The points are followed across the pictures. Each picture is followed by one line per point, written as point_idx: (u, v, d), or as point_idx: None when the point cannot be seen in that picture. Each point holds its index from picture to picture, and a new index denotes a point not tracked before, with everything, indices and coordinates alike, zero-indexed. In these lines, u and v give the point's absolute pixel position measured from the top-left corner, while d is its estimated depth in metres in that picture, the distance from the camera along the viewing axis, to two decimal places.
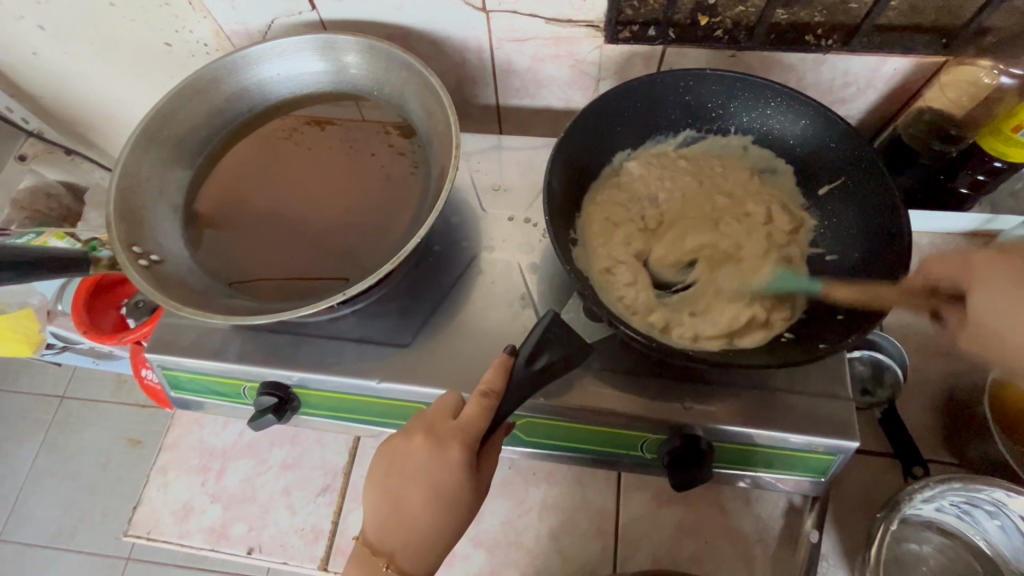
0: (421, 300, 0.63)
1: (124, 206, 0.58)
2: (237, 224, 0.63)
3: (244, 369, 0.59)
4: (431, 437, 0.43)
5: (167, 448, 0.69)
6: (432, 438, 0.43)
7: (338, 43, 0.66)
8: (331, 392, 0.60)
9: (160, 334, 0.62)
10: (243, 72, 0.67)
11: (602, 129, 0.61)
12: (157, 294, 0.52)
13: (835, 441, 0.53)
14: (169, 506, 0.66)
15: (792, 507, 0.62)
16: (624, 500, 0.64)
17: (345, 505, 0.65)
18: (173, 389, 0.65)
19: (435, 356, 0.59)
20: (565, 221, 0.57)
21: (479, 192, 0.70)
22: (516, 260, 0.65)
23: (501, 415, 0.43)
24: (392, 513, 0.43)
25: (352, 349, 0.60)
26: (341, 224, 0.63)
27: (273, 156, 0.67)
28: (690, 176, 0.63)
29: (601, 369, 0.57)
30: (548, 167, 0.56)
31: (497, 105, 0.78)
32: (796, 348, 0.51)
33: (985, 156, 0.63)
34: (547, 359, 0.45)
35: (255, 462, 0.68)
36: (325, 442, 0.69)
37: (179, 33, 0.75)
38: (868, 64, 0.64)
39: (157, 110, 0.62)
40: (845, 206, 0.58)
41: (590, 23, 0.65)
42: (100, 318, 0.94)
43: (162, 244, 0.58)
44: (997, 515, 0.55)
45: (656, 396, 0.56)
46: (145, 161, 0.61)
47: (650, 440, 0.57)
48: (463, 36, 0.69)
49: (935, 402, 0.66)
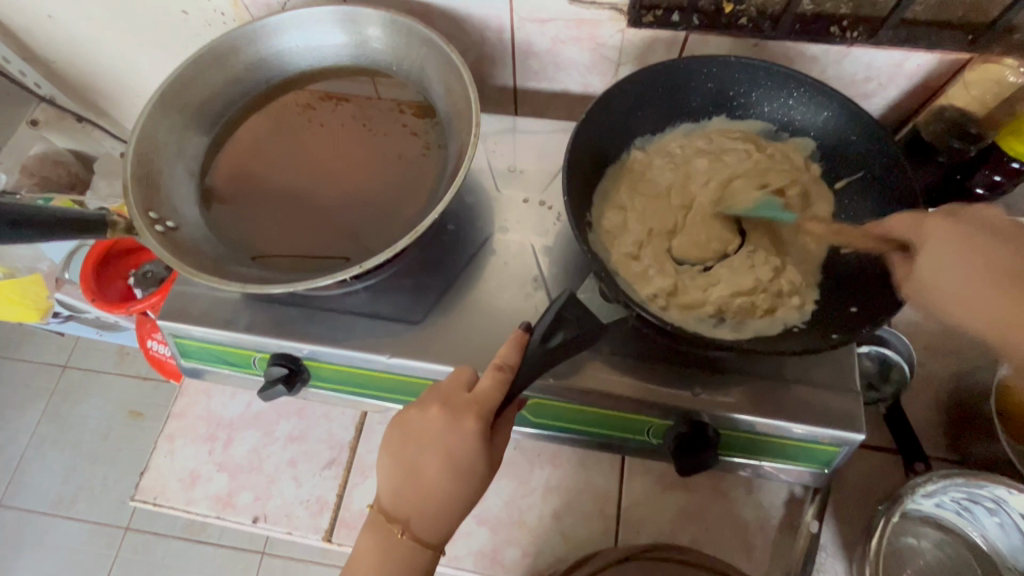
0: (433, 278, 0.63)
1: (142, 170, 0.57)
2: (252, 197, 0.63)
3: (257, 340, 0.59)
4: (448, 408, 0.43)
5: (174, 417, 0.69)
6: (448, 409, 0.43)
7: (361, 16, 0.65)
8: (341, 365, 0.60)
9: (172, 302, 0.62)
10: (262, 42, 0.66)
11: (622, 113, 0.61)
12: (174, 260, 0.52)
13: (839, 432, 0.53)
14: (176, 473, 0.66)
15: (793, 498, 0.63)
16: (627, 484, 0.64)
17: (350, 479, 0.65)
18: (183, 357, 0.65)
19: (447, 334, 0.59)
20: (582, 204, 0.57)
21: (494, 173, 0.70)
22: (529, 242, 0.65)
23: (516, 390, 0.43)
24: (406, 483, 0.44)
25: (363, 323, 0.60)
26: (359, 199, 0.63)
27: (289, 128, 0.67)
28: (705, 154, 0.62)
29: (610, 353, 0.57)
30: (568, 149, 0.56)
31: (515, 87, 0.78)
32: (807, 338, 0.52)
33: (1004, 156, 0.63)
34: (563, 336, 0.45)
35: (262, 433, 0.68)
36: (331, 416, 0.69)
37: (197, 1, 0.75)
38: (893, 58, 0.64)
39: (177, 76, 0.62)
40: (864, 201, 0.58)
41: (614, 6, 0.64)
42: (107, 287, 0.94)
43: (178, 211, 0.58)
44: (996, 512, 0.56)
45: (666, 381, 0.56)
46: (163, 126, 0.61)
47: (656, 426, 0.57)
48: (484, 15, 0.68)
49: (940, 401, 0.67)
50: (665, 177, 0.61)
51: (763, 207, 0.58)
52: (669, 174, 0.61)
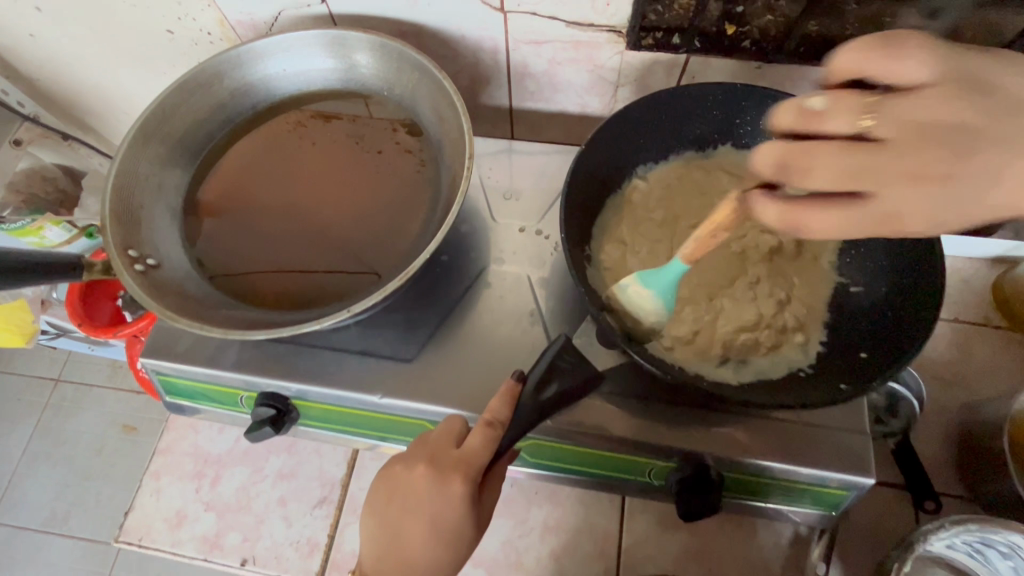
0: (426, 312, 0.61)
1: (121, 205, 0.55)
2: (240, 228, 0.61)
3: (243, 379, 0.57)
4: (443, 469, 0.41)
5: (160, 453, 0.67)
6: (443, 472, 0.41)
7: (349, 40, 0.63)
8: (331, 404, 0.58)
9: (156, 338, 0.60)
10: (248, 67, 0.63)
11: (622, 142, 0.59)
12: (151, 302, 0.49)
13: (849, 477, 0.51)
14: (162, 513, 0.64)
15: (799, 537, 0.61)
16: (627, 523, 0.62)
17: (342, 518, 0.63)
18: (168, 394, 0.63)
19: (440, 372, 0.57)
20: (581, 237, 0.56)
21: (489, 199, 0.68)
22: (526, 273, 0.62)
23: (506, 446, 0.41)
24: (391, 544, 0.41)
25: (354, 362, 0.58)
26: (348, 230, 0.61)
27: (281, 153, 0.65)
28: (704, 188, 0.60)
29: (609, 393, 0.55)
30: (566, 183, 0.54)
31: (511, 107, 0.76)
32: (813, 385, 0.49)
33: None
34: (557, 388, 0.42)
35: (251, 470, 0.66)
36: (322, 452, 0.67)
37: (181, 21, 0.73)
38: None
39: (157, 105, 0.59)
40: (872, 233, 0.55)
41: (612, 29, 0.62)
42: (96, 310, 0.91)
43: (159, 247, 0.56)
44: (1010, 556, 0.53)
45: (669, 423, 0.54)
46: (144, 157, 0.58)
47: (657, 467, 0.55)
48: (478, 36, 0.66)
49: (951, 433, 0.65)
50: (664, 210, 0.59)
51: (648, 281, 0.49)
52: (668, 208, 0.59)
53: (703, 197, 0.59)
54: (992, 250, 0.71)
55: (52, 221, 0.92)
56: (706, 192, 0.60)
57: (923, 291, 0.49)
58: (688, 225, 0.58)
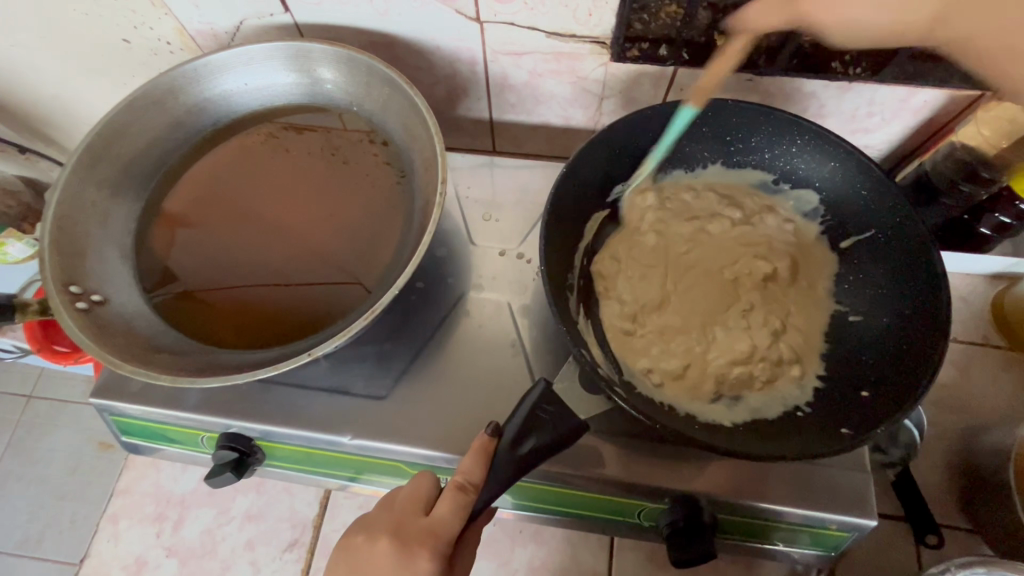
0: (401, 344, 0.57)
1: (64, 236, 0.51)
2: (195, 255, 0.56)
3: (203, 420, 0.53)
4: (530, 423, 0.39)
5: (118, 494, 0.63)
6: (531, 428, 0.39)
7: (313, 53, 0.58)
8: (299, 446, 0.54)
9: (108, 377, 0.55)
10: (205, 82, 0.59)
11: (606, 161, 0.55)
12: (92, 346, 0.45)
13: (850, 518, 0.48)
14: (120, 560, 0.60)
15: (796, 575, 0.58)
16: (617, 563, 0.59)
17: (313, 562, 0.59)
18: (123, 434, 0.58)
19: (414, 410, 0.53)
20: (564, 264, 0.52)
21: (468, 219, 0.64)
22: (506, 300, 0.59)
23: (478, 512, 0.37)
24: None
25: (321, 400, 0.54)
26: (315, 258, 0.57)
27: (243, 173, 0.61)
28: (693, 209, 0.57)
29: (595, 431, 0.52)
30: (547, 208, 0.51)
31: (491, 120, 0.72)
32: (813, 427, 0.46)
33: (1014, 199, 0.59)
34: (535, 442, 0.38)
35: (216, 511, 0.62)
36: (293, 490, 0.63)
37: (138, 30, 0.68)
38: (897, 95, 0.59)
39: (105, 125, 0.55)
40: (873, 261, 0.53)
41: (595, 39, 0.58)
42: (58, 335, 0.86)
43: (106, 282, 0.51)
44: None
45: (657, 463, 0.51)
46: (91, 182, 0.54)
47: (648, 509, 0.52)
48: (453, 47, 0.62)
49: (952, 462, 0.62)
50: (653, 232, 0.55)
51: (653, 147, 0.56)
52: (657, 230, 0.55)
53: (693, 220, 0.56)
54: (992, 266, 0.68)
55: (15, 236, 0.92)
56: (696, 214, 0.56)
57: (928, 326, 0.46)
58: (678, 249, 0.54)
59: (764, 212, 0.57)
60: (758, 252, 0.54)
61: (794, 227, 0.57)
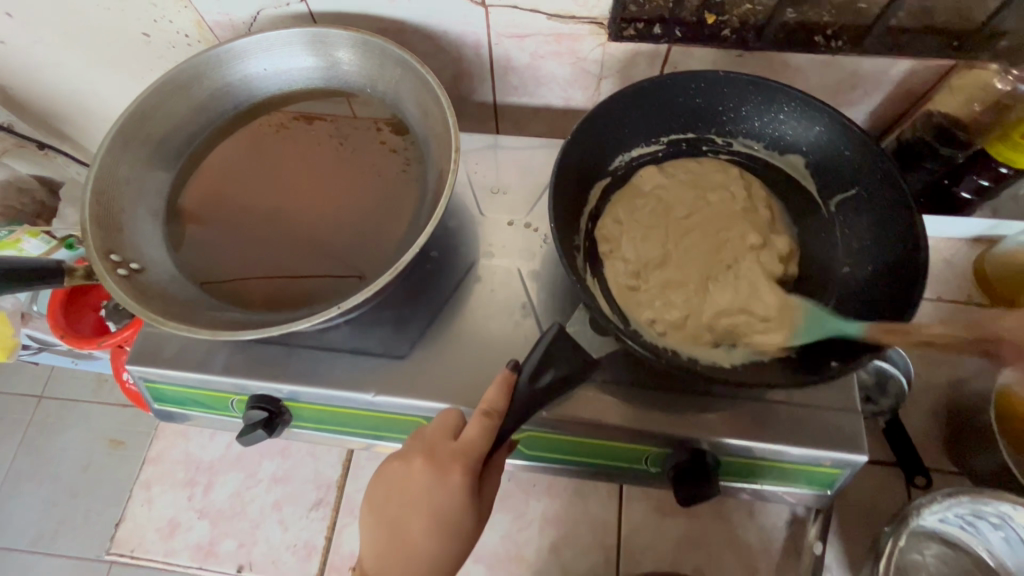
0: (417, 309, 0.60)
1: (101, 209, 0.54)
2: (217, 232, 0.60)
3: (233, 382, 0.57)
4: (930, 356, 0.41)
5: (149, 462, 0.66)
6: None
7: (329, 37, 0.63)
8: (324, 405, 0.57)
9: (142, 345, 0.59)
10: (228, 67, 0.63)
11: (605, 132, 0.60)
12: (136, 306, 0.48)
13: (841, 454, 0.52)
14: (154, 523, 0.63)
15: (796, 518, 0.61)
16: (626, 511, 0.62)
17: (339, 519, 0.63)
18: (156, 401, 0.62)
19: (432, 368, 0.57)
20: (569, 227, 0.56)
21: (477, 194, 0.68)
22: (516, 266, 0.62)
23: (503, 437, 0.41)
24: (390, 541, 0.40)
25: (344, 360, 0.57)
26: (333, 229, 0.60)
27: (262, 155, 0.64)
28: (689, 175, 0.60)
29: (604, 382, 0.55)
30: (554, 172, 0.55)
31: (495, 103, 0.76)
32: (806, 365, 0.50)
33: (991, 161, 0.63)
34: (552, 375, 0.43)
35: (244, 475, 0.65)
36: (317, 454, 0.66)
37: (158, 23, 0.72)
38: (877, 66, 0.62)
39: (136, 107, 0.59)
40: (859, 217, 0.57)
41: (594, 20, 0.62)
42: (78, 321, 0.89)
43: (141, 251, 0.55)
44: (1001, 526, 0.55)
45: (661, 409, 0.54)
46: (124, 160, 0.58)
47: (654, 454, 0.55)
48: (460, 31, 0.66)
49: (938, 411, 0.66)
50: (651, 196, 0.59)
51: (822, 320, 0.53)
52: (655, 194, 0.59)
53: (689, 184, 0.60)
54: (973, 229, 0.72)
55: (28, 233, 0.84)
56: (692, 178, 0.60)
57: (909, 271, 0.51)
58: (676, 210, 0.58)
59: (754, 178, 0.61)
60: (748, 212, 0.58)
61: (782, 191, 0.61)
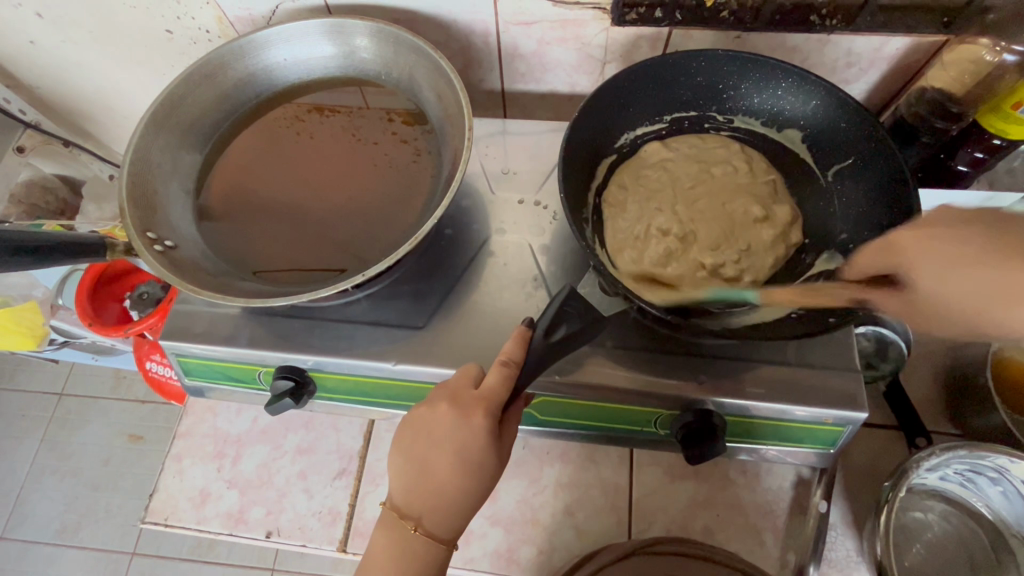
0: (434, 283, 0.63)
1: (136, 190, 0.58)
2: (245, 214, 0.63)
3: (259, 354, 0.59)
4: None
5: (180, 436, 0.69)
6: (1014, 290, 0.41)
7: (347, 27, 0.66)
8: (347, 375, 0.60)
9: (174, 321, 0.62)
10: (251, 57, 0.67)
11: (609, 111, 0.63)
12: (173, 277, 0.52)
13: (843, 412, 0.54)
14: (185, 493, 0.66)
15: (801, 480, 0.64)
16: (637, 475, 0.65)
17: (361, 487, 0.66)
18: (187, 376, 0.65)
19: (449, 338, 0.60)
20: (578, 199, 0.59)
21: (487, 175, 0.71)
22: (527, 241, 0.65)
23: (520, 386, 0.45)
24: (416, 480, 0.45)
25: (365, 332, 0.60)
26: (351, 210, 0.64)
27: (282, 142, 0.68)
28: (693, 149, 0.63)
29: (614, 347, 0.58)
30: (563, 147, 0.58)
31: (502, 90, 0.79)
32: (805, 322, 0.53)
33: (985, 134, 0.64)
34: (566, 330, 0.46)
35: (270, 447, 0.68)
36: (339, 426, 0.69)
37: (181, 20, 0.75)
38: (871, 43, 0.65)
39: (166, 95, 0.62)
40: (855, 186, 0.59)
41: (597, 6, 0.65)
42: (104, 310, 0.93)
43: (174, 229, 0.58)
44: (999, 481, 0.57)
45: (670, 372, 0.57)
46: (156, 145, 0.61)
47: (663, 416, 0.58)
48: (470, 20, 0.69)
49: (937, 375, 0.68)
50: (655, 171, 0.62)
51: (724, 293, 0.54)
52: (660, 168, 0.62)
53: (692, 159, 0.63)
54: None
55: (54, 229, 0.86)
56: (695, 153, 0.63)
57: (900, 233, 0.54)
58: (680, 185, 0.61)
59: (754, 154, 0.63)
60: (747, 186, 0.61)
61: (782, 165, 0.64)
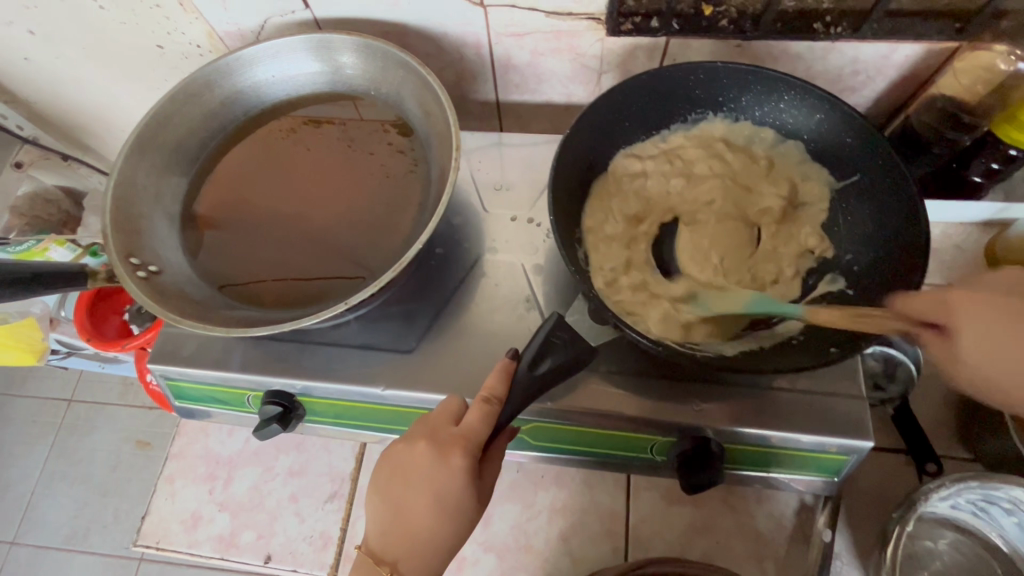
0: (424, 304, 0.62)
1: (121, 214, 0.57)
2: (235, 230, 0.63)
3: (248, 379, 0.58)
4: None
5: (172, 458, 0.69)
6: None
7: (333, 42, 0.65)
8: (337, 400, 0.59)
9: (162, 345, 0.61)
10: (237, 74, 0.66)
11: (604, 125, 0.61)
12: (155, 306, 0.51)
13: (848, 442, 0.51)
14: (177, 515, 0.66)
15: (804, 506, 0.61)
16: (633, 500, 0.63)
17: (353, 511, 0.65)
18: (177, 399, 0.64)
19: (439, 362, 0.58)
20: (570, 219, 0.57)
21: (480, 190, 0.69)
22: (520, 261, 0.64)
23: (502, 422, 0.44)
24: (397, 517, 0.44)
25: (355, 356, 0.59)
26: (344, 226, 0.63)
27: (274, 157, 0.67)
28: (691, 169, 0.62)
29: (608, 371, 0.56)
30: (554, 167, 0.56)
31: (497, 101, 0.77)
32: (806, 351, 0.51)
33: (999, 143, 0.62)
34: (551, 363, 0.46)
35: (261, 469, 0.68)
36: (330, 448, 0.68)
37: (170, 35, 0.74)
38: (879, 51, 0.62)
39: (152, 115, 0.62)
40: (861, 205, 0.57)
41: (591, 16, 0.63)
42: (104, 326, 0.92)
43: (160, 254, 0.58)
44: (1013, 511, 0.54)
45: (665, 398, 0.55)
46: (141, 168, 0.61)
47: (659, 443, 0.56)
48: (461, 31, 0.67)
49: (949, 397, 0.65)
50: (669, 185, 0.62)
51: (760, 303, 0.53)
52: (674, 181, 0.62)
53: (706, 173, 0.62)
54: (980, 214, 0.70)
55: (55, 241, 0.85)
56: (719, 161, 0.62)
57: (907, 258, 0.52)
58: (691, 202, 0.61)
59: (783, 161, 0.62)
60: (790, 311, 0.51)
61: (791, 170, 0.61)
